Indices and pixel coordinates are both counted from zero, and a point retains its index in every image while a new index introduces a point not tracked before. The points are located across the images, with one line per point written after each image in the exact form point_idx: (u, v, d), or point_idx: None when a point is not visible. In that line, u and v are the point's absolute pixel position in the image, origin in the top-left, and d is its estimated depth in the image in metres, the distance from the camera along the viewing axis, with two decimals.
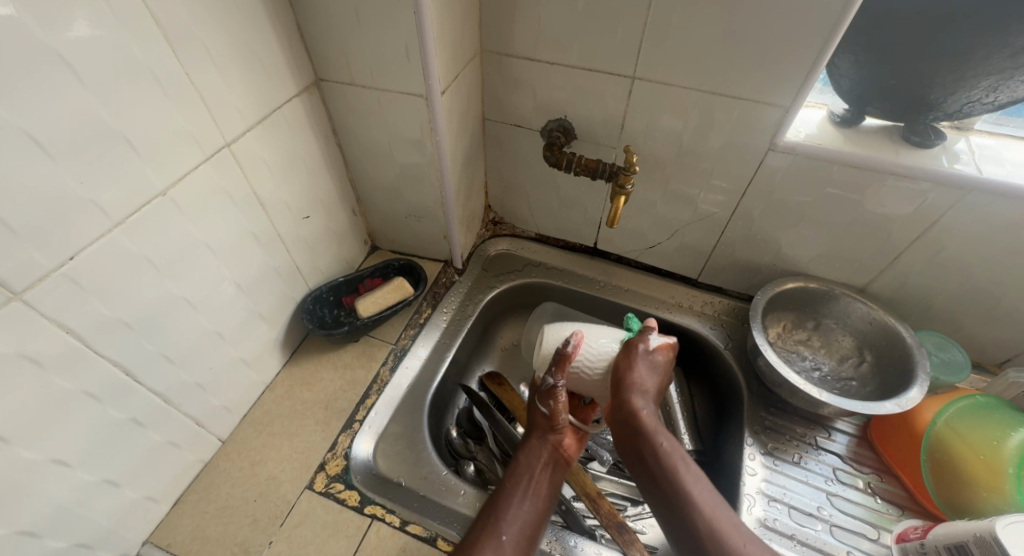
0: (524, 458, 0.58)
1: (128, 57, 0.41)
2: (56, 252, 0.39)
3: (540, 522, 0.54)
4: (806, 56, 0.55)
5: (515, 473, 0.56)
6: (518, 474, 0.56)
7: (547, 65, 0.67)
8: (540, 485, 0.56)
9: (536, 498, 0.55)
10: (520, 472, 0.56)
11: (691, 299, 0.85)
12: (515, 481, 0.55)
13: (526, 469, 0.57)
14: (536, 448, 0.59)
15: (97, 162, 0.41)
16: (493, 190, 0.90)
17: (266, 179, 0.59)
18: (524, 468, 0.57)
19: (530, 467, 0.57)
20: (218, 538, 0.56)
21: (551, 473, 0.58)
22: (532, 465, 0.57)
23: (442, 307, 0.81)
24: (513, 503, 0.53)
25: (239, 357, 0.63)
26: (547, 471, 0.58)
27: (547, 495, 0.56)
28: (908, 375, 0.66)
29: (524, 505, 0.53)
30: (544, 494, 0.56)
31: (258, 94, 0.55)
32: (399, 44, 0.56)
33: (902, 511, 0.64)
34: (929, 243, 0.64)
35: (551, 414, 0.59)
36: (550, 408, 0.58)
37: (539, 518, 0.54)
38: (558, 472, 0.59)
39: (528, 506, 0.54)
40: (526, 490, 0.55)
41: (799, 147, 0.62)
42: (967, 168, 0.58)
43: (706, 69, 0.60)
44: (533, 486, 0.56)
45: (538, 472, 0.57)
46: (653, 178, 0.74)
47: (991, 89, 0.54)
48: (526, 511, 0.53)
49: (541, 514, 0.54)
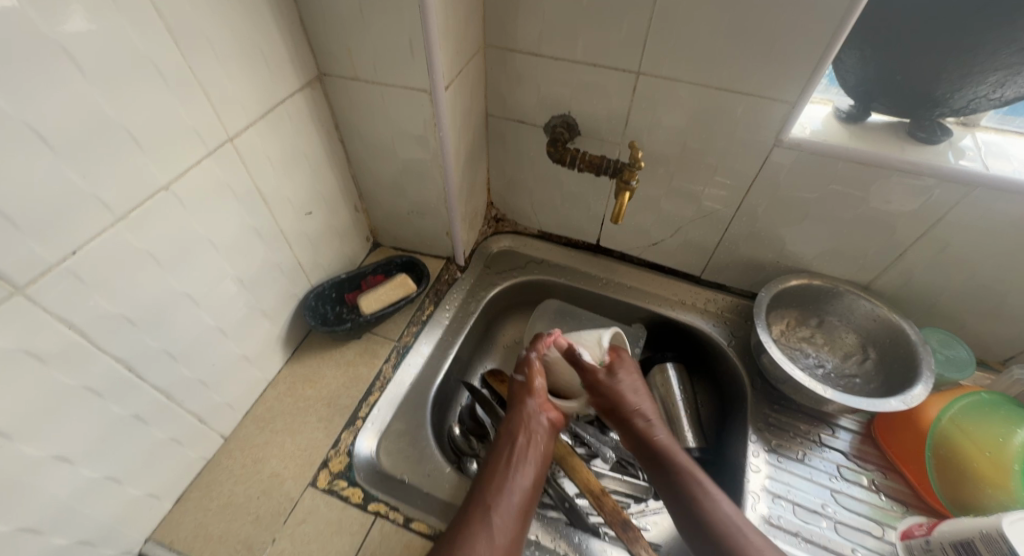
0: (507, 430, 0.62)
1: (131, 50, 0.41)
2: (59, 247, 0.39)
3: (532, 488, 0.58)
4: (813, 51, 0.54)
5: (499, 447, 0.61)
6: (503, 447, 0.60)
7: (551, 60, 0.67)
8: (527, 451, 0.60)
9: (523, 466, 0.59)
10: (504, 446, 0.60)
11: (694, 296, 0.85)
12: (500, 455, 0.60)
13: (509, 441, 0.61)
14: (518, 416, 0.63)
15: (100, 156, 0.41)
16: (496, 187, 0.90)
17: (268, 174, 0.59)
18: (507, 439, 0.61)
19: (514, 437, 0.61)
20: (221, 536, 0.56)
21: (539, 439, 0.62)
22: (515, 435, 0.61)
23: (445, 304, 0.81)
24: (500, 476, 0.57)
25: (242, 354, 0.62)
26: (533, 438, 0.61)
27: (537, 461, 0.60)
28: (912, 371, 0.66)
29: (511, 476, 0.57)
30: (532, 459, 0.60)
31: (260, 89, 0.54)
32: (403, 39, 0.56)
33: (907, 508, 0.64)
34: (934, 239, 0.64)
35: (527, 383, 0.66)
36: (525, 374, 0.67)
37: (530, 485, 0.58)
38: (544, 438, 0.62)
39: (513, 476, 0.58)
40: (511, 463, 0.58)
41: (805, 143, 0.62)
42: (974, 164, 0.57)
43: (712, 64, 0.59)
44: (519, 456, 0.59)
45: (523, 441, 0.60)
46: (657, 174, 0.74)
47: (998, 85, 0.54)
48: (516, 482, 0.57)
49: (531, 480, 0.58)
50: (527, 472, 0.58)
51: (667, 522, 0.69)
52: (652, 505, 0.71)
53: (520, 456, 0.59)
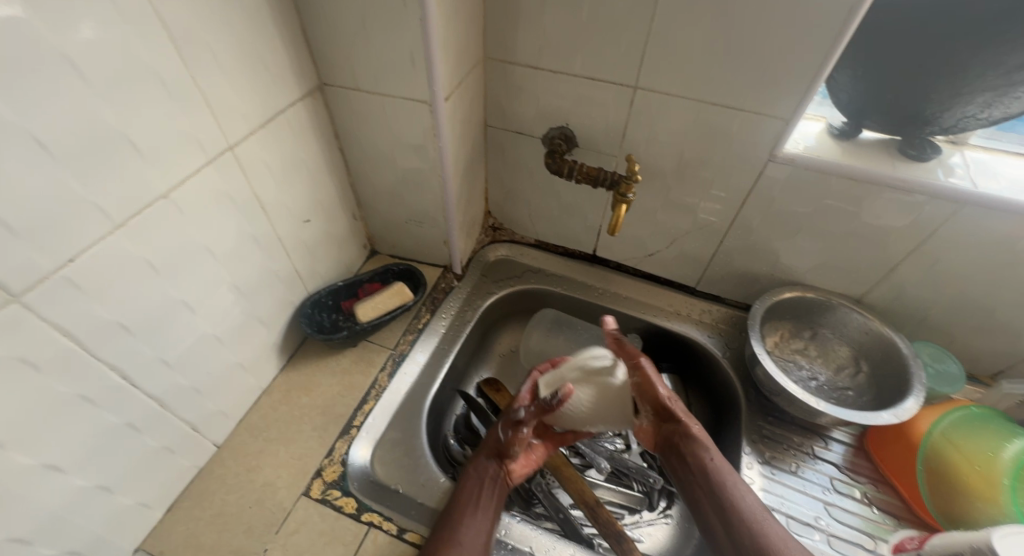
0: (473, 474, 0.62)
1: (134, 60, 0.41)
2: (56, 254, 0.39)
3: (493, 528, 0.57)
4: (808, 70, 0.55)
5: (465, 486, 0.60)
6: (470, 488, 0.60)
7: (550, 73, 0.68)
8: (489, 495, 0.60)
9: (485, 506, 0.59)
10: (469, 488, 0.60)
11: (688, 306, 0.85)
12: (465, 496, 0.59)
13: (475, 482, 0.61)
14: (483, 464, 0.63)
15: (101, 166, 0.41)
16: (493, 196, 0.90)
17: (268, 182, 0.59)
18: (474, 482, 0.61)
19: (478, 479, 0.62)
20: (212, 545, 0.55)
21: (498, 487, 0.62)
22: (480, 479, 0.62)
23: (442, 313, 0.81)
24: (465, 516, 0.57)
25: (236, 362, 0.62)
26: (495, 483, 0.62)
27: (497, 505, 0.60)
28: (904, 385, 0.67)
29: (475, 515, 0.57)
30: (494, 502, 0.60)
31: (262, 99, 0.55)
32: (404, 51, 0.56)
33: (898, 521, 0.64)
34: (925, 255, 0.65)
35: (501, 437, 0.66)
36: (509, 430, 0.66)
37: (492, 524, 0.58)
38: (504, 486, 0.63)
39: (479, 518, 0.57)
40: (476, 504, 0.59)
41: (798, 159, 0.63)
42: (963, 182, 0.59)
43: (708, 81, 0.60)
44: (483, 498, 0.60)
45: (486, 485, 0.61)
46: (653, 186, 0.74)
47: (987, 105, 0.55)
48: (479, 518, 0.57)
49: (493, 519, 0.58)
50: (490, 512, 0.58)
51: (661, 534, 0.70)
52: (646, 517, 0.71)
53: (483, 497, 0.60)
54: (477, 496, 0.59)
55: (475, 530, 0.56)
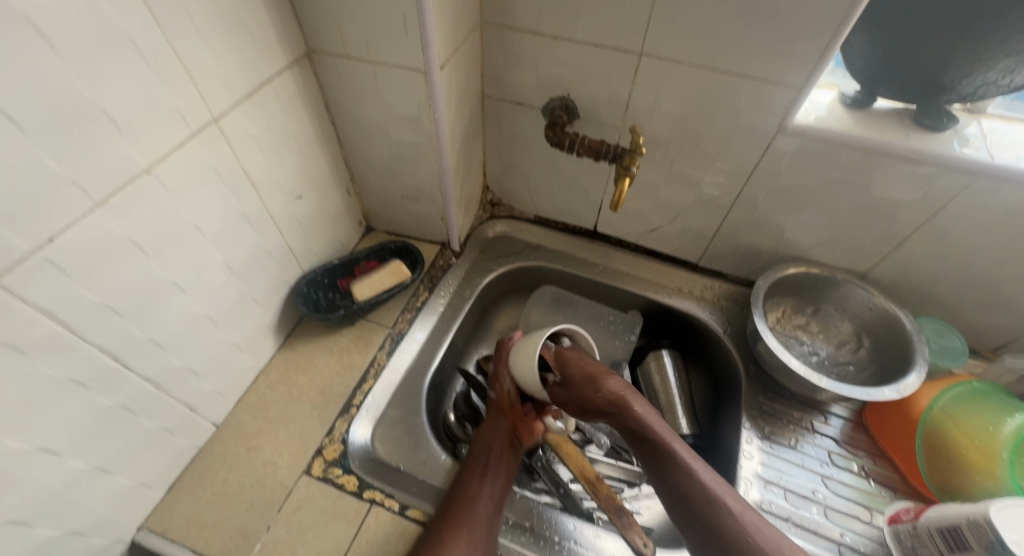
0: (483, 442, 0.62)
1: (106, 26, 0.38)
2: (35, 234, 0.37)
3: (503, 493, 0.58)
4: (822, 33, 0.52)
5: (475, 456, 0.61)
6: (479, 456, 0.61)
7: (549, 39, 0.65)
8: (501, 465, 0.60)
9: (494, 477, 0.59)
10: (479, 454, 0.61)
11: (690, 282, 0.84)
12: (474, 465, 0.59)
13: (484, 450, 0.61)
14: (492, 428, 0.64)
15: (76, 139, 0.38)
16: (491, 169, 0.88)
17: (257, 157, 0.57)
18: (483, 449, 0.61)
19: (490, 447, 0.62)
20: (215, 524, 0.56)
21: (507, 451, 0.62)
22: (490, 447, 0.62)
23: (440, 291, 0.80)
24: (473, 484, 0.57)
25: (232, 342, 0.61)
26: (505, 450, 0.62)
27: (507, 471, 0.60)
28: (906, 361, 0.66)
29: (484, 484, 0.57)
30: (503, 469, 0.60)
31: (248, 67, 0.52)
32: (396, 15, 0.53)
33: (895, 493, 0.65)
34: (933, 229, 0.64)
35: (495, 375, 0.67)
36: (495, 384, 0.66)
37: (502, 493, 0.58)
38: (513, 451, 0.63)
39: (494, 489, 0.58)
40: (486, 472, 0.59)
41: (809, 130, 0.60)
42: (978, 153, 0.56)
43: (717, 47, 0.57)
44: (492, 466, 0.60)
45: (496, 452, 0.61)
46: (657, 160, 0.72)
47: (1008, 71, 0.52)
48: (488, 488, 0.57)
49: (502, 487, 0.58)
50: (498, 481, 0.58)
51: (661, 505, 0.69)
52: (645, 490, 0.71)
53: (492, 466, 0.60)
54: (489, 469, 0.59)
55: (486, 497, 0.56)
